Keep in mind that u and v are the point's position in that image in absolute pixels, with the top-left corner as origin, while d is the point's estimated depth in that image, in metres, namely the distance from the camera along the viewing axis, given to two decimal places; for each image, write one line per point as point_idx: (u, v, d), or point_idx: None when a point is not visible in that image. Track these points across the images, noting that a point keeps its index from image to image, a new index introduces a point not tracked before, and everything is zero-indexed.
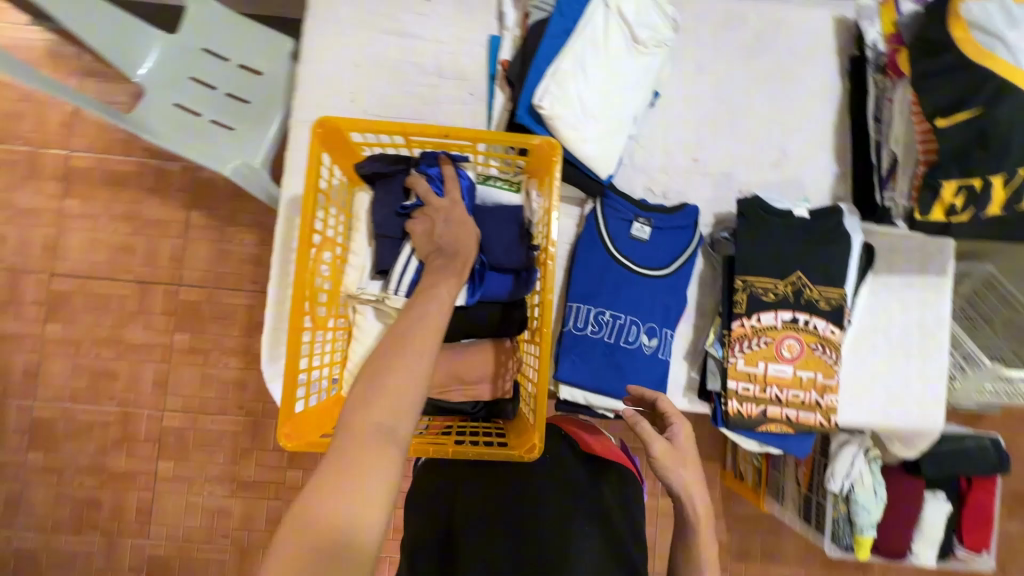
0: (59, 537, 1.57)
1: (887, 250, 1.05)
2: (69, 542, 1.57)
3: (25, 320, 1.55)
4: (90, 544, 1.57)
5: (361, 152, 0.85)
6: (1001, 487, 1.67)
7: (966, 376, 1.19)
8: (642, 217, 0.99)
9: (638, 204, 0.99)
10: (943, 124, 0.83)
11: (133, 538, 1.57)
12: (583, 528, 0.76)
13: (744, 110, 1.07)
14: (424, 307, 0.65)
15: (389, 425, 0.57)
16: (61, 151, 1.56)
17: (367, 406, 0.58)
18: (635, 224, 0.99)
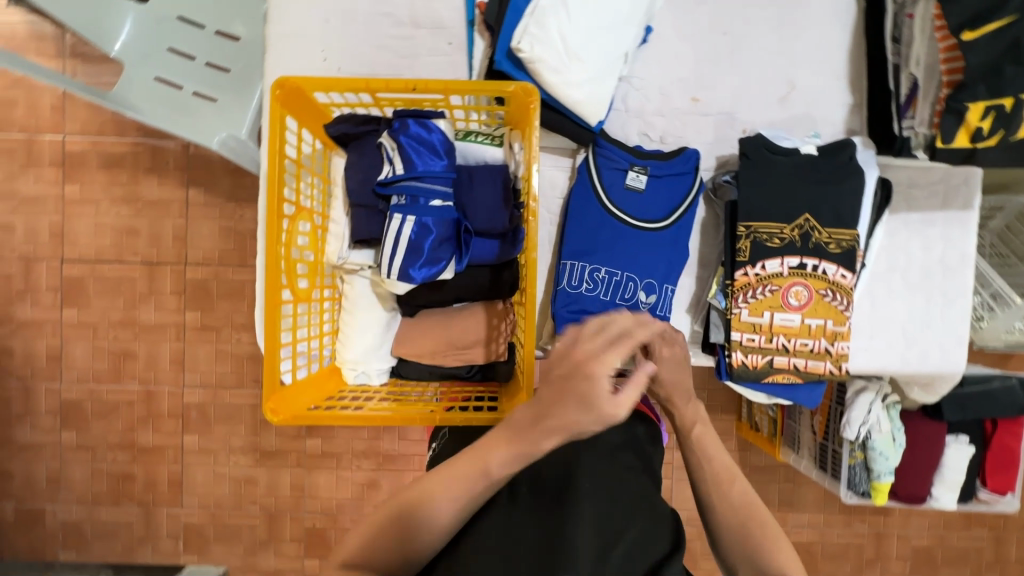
0: (100, 509, 1.65)
1: (905, 184, 0.97)
2: (109, 513, 1.65)
3: (43, 306, 1.59)
4: (130, 514, 1.66)
5: (331, 114, 0.81)
6: None
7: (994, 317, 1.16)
8: (638, 167, 0.94)
9: (634, 152, 0.94)
10: (972, 38, 0.74)
11: (168, 507, 1.65)
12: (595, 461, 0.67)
13: (747, 39, 0.98)
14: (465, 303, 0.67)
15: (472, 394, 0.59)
16: (56, 136, 1.55)
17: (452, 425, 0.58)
18: (630, 174, 0.94)
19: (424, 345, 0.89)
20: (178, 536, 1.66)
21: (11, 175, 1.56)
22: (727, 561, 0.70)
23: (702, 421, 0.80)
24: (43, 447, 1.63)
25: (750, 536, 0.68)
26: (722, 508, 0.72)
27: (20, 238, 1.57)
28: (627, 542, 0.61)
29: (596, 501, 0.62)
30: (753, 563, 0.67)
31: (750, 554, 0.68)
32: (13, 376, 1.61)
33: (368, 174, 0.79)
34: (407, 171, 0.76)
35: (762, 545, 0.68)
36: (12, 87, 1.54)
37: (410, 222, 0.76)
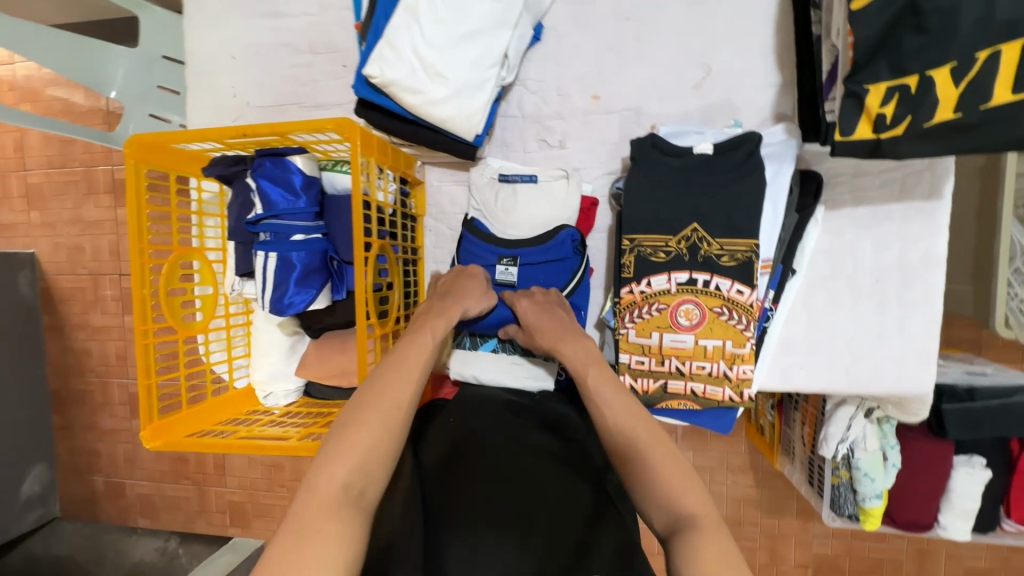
0: (166, 486, 1.93)
1: (851, 173, 0.83)
2: (172, 489, 1.92)
3: (110, 313, 1.87)
4: (187, 491, 1.91)
5: (207, 156, 0.85)
6: None
7: None
8: (507, 258, 0.88)
9: (501, 245, 0.88)
10: (860, 7, 0.60)
11: (216, 486, 1.88)
12: (512, 443, 0.73)
13: (651, 24, 0.88)
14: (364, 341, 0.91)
15: (408, 357, 0.66)
16: (107, 168, 1.80)
17: (397, 375, 0.64)
18: (499, 267, 0.88)
19: (323, 368, 0.93)
20: (225, 511, 1.89)
21: (77, 203, 1.83)
22: (640, 506, 0.62)
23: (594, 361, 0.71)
24: (120, 432, 1.93)
25: (661, 477, 0.60)
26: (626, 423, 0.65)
27: (88, 257, 1.84)
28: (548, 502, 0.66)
29: (513, 474, 0.69)
30: (664, 505, 0.60)
31: (657, 494, 0.60)
32: (93, 373, 1.91)
33: (240, 211, 0.83)
34: (267, 209, 0.79)
35: (671, 490, 0.60)
36: None
37: (273, 257, 0.79)
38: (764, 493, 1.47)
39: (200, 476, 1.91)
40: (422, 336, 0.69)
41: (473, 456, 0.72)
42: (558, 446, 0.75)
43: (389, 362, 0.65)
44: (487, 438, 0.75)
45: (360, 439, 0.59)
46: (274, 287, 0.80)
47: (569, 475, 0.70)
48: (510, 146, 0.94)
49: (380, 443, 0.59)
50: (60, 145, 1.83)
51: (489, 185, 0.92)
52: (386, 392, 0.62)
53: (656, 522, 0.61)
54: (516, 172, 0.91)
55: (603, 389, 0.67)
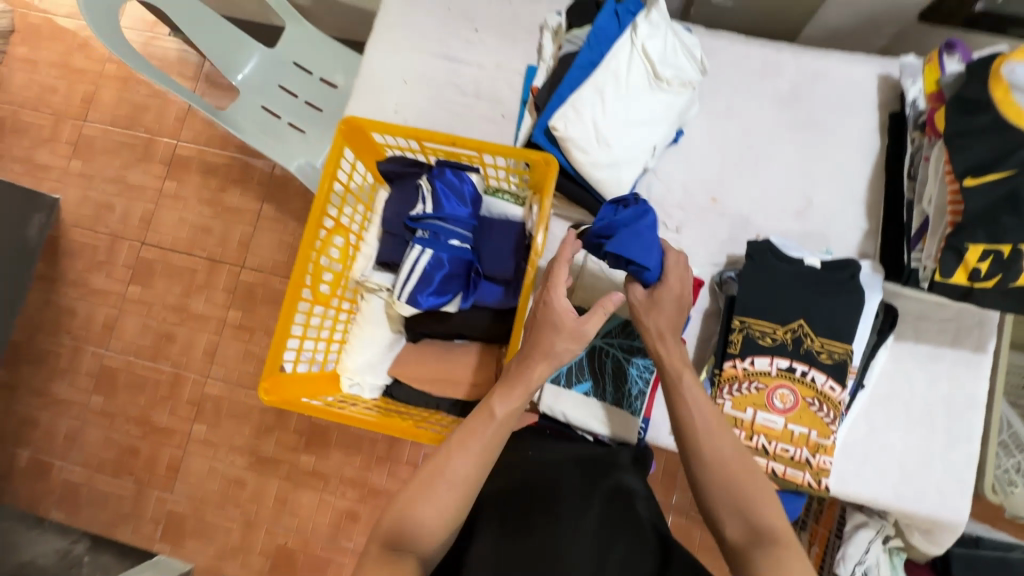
0: (100, 477, 1.75)
1: (915, 315, 0.98)
2: (107, 482, 1.74)
3: (113, 279, 1.83)
4: (123, 489, 1.73)
5: (384, 152, 0.94)
6: None
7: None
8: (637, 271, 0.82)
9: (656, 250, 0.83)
10: (974, 183, 0.78)
11: (159, 490, 1.72)
12: (580, 489, 0.76)
13: (770, 156, 1.06)
14: (466, 355, 0.96)
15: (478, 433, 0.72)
16: (171, 141, 1.88)
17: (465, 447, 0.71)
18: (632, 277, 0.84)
19: (420, 372, 0.96)
20: (160, 522, 1.70)
21: (126, 166, 1.88)
22: (714, 516, 0.69)
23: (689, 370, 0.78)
24: (72, 406, 1.79)
25: (739, 491, 0.68)
26: (712, 459, 0.70)
27: (115, 217, 1.86)
28: (613, 559, 0.68)
29: (581, 525, 0.70)
30: (744, 521, 0.66)
31: (737, 510, 0.67)
32: (69, 335, 1.83)
33: (403, 207, 0.90)
34: (435, 211, 0.87)
35: (747, 495, 0.67)
36: (151, 97, 1.90)
37: (428, 253, 0.85)
38: None
39: (144, 474, 1.74)
40: (486, 421, 0.72)
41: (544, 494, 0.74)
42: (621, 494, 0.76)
43: (451, 447, 0.70)
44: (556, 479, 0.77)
45: (423, 513, 0.66)
46: (419, 280, 0.86)
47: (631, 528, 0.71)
48: None
49: (444, 518, 0.66)
50: (131, 109, 1.90)
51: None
52: (451, 471, 0.68)
53: (729, 529, 0.67)
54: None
55: (699, 403, 0.74)
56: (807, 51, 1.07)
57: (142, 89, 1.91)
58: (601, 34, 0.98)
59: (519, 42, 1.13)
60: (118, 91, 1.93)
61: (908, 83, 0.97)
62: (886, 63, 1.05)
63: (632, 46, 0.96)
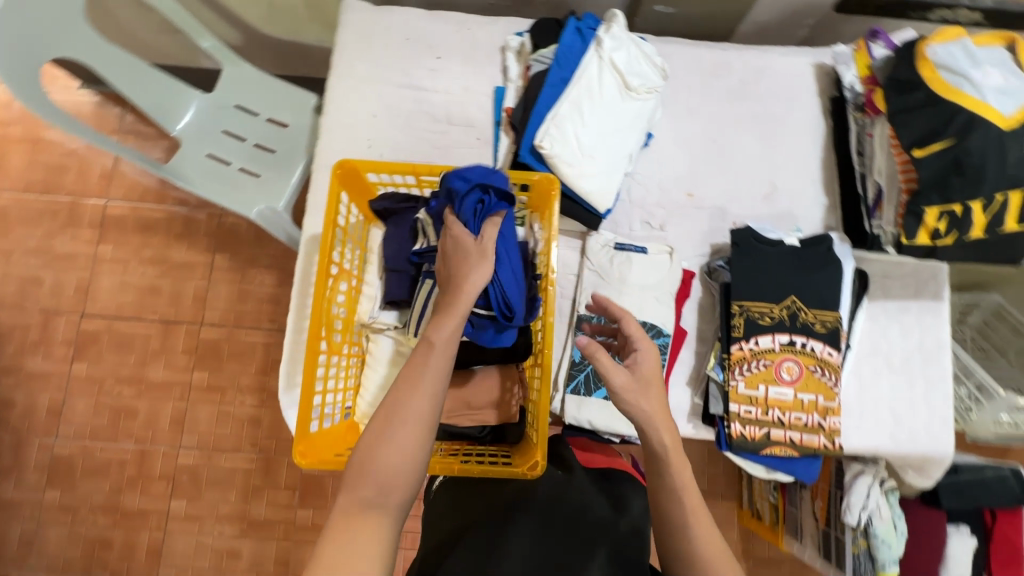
0: None
1: (881, 276, 1.09)
2: None
3: (53, 359, 1.67)
4: None
5: (376, 190, 0.92)
6: None
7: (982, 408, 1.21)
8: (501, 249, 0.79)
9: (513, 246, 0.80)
10: (922, 154, 0.87)
11: None
12: (601, 523, 0.75)
13: (734, 147, 1.14)
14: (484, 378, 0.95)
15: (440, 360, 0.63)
16: (99, 202, 1.74)
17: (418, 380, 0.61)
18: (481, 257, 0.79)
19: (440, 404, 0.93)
20: None
21: (49, 234, 1.72)
22: None
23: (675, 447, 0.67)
24: (24, 506, 1.61)
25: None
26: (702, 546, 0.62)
27: (45, 292, 1.69)
28: None
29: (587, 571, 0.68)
30: None
31: None
32: (8, 429, 1.64)
33: (403, 243, 0.89)
34: (440, 244, 0.83)
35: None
36: (68, 157, 1.75)
37: None
38: None
39: (121, 566, 1.59)
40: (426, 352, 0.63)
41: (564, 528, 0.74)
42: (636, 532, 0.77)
43: (406, 382, 0.61)
44: (580, 510, 0.78)
45: (393, 463, 0.58)
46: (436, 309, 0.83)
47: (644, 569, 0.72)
48: (619, 224, 1.10)
49: (403, 458, 0.59)
50: (47, 172, 1.74)
51: (604, 250, 1.06)
52: (411, 410, 0.60)
53: None
54: (632, 243, 1.06)
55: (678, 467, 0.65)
56: (750, 49, 1.17)
57: (57, 149, 1.75)
58: (568, 52, 1.04)
59: (481, 65, 1.15)
60: (28, 154, 1.76)
61: (844, 68, 1.08)
62: (818, 53, 1.17)
63: (599, 59, 1.02)
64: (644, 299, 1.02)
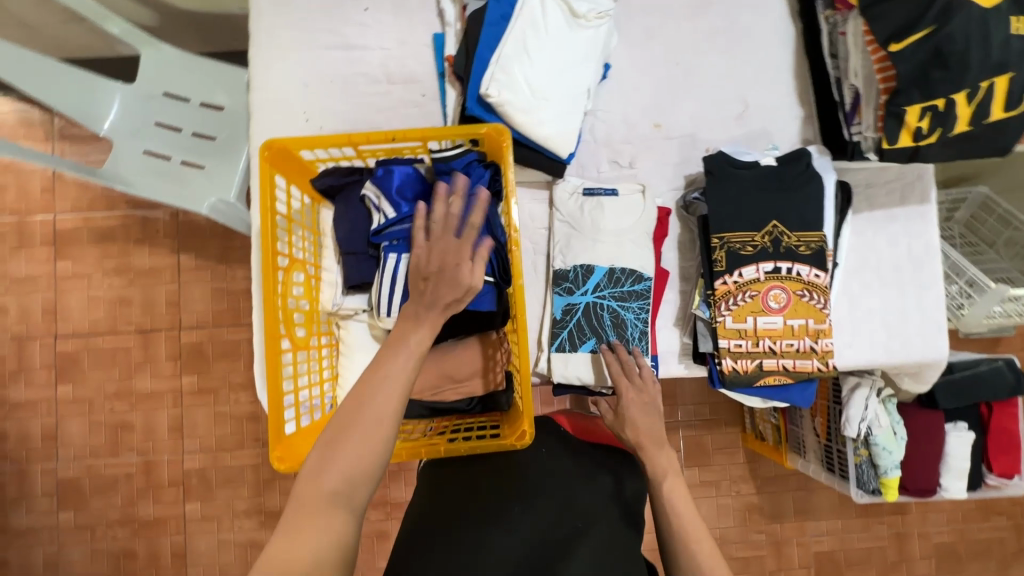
0: None
1: (864, 185, 1.03)
2: None
3: (36, 385, 1.62)
4: None
5: (315, 168, 0.85)
6: None
7: (973, 303, 1.19)
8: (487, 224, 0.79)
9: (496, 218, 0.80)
10: (898, 50, 0.79)
11: None
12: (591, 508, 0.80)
13: (699, 67, 1.05)
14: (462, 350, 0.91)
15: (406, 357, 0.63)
16: (46, 217, 1.63)
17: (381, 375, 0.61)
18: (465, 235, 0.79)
19: (423, 382, 0.90)
20: None
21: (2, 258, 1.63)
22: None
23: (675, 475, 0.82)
24: (42, 531, 1.61)
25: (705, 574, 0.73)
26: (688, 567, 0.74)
27: (13, 319, 1.63)
28: None
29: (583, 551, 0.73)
30: None
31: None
32: (7, 460, 1.62)
33: (355, 222, 0.83)
34: (396, 214, 0.79)
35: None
36: (3, 173, 1.63)
37: (406, 261, 0.79)
38: (767, 497, 1.60)
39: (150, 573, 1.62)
40: (396, 349, 0.62)
41: (553, 530, 0.76)
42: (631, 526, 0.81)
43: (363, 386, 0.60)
44: (568, 503, 0.79)
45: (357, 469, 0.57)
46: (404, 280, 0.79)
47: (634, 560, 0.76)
48: (586, 167, 1.03)
49: (366, 454, 0.58)
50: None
51: (573, 198, 1.00)
52: (368, 417, 0.58)
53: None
54: (600, 186, 0.99)
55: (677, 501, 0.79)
56: None
57: None
58: None
59: (415, 12, 1.04)
60: None
61: None
62: None
63: None
64: (622, 244, 0.97)
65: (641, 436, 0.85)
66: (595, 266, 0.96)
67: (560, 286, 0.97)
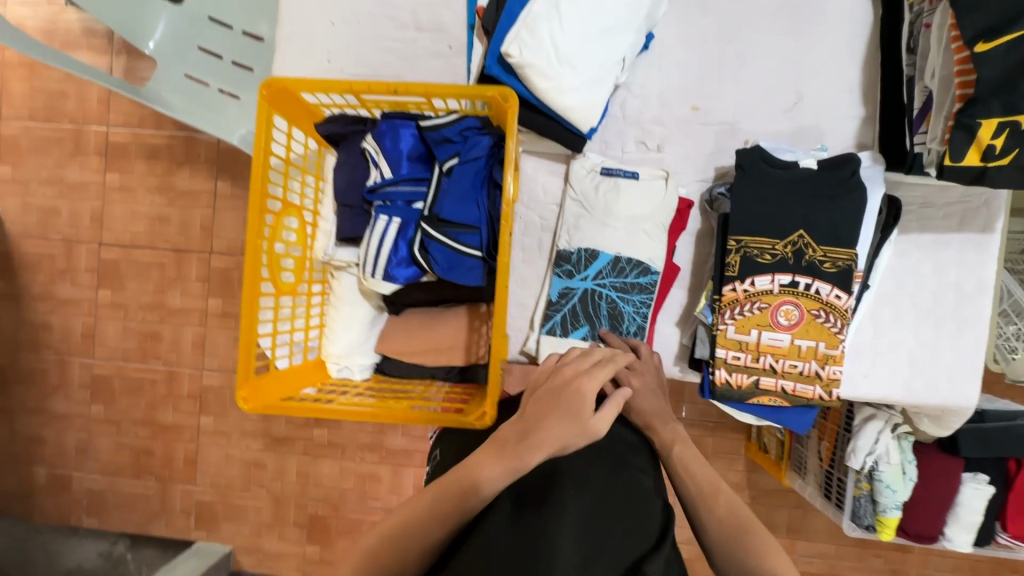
0: (123, 480, 1.74)
1: (920, 204, 0.92)
2: (130, 485, 1.73)
3: (80, 285, 1.72)
4: (147, 487, 1.73)
5: (320, 112, 0.83)
6: None
7: None
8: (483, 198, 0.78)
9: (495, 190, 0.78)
10: (985, 50, 0.69)
11: (183, 483, 1.71)
12: (583, 463, 0.67)
13: (754, 48, 0.95)
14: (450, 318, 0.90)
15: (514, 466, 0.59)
16: (100, 128, 1.69)
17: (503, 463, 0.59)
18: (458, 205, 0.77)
19: (410, 344, 0.90)
20: (191, 512, 1.72)
21: (59, 163, 1.70)
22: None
23: (683, 442, 0.77)
24: (75, 418, 1.74)
25: (735, 545, 0.64)
26: (716, 523, 0.66)
27: (64, 221, 1.70)
28: (619, 540, 0.60)
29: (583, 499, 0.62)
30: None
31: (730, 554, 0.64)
32: (51, 350, 1.73)
33: (353, 174, 0.81)
34: (393, 175, 0.78)
35: (753, 555, 0.62)
36: (64, 81, 1.68)
37: (396, 224, 0.78)
38: (762, 509, 1.54)
39: (165, 472, 1.73)
40: (509, 457, 0.59)
41: (539, 487, 0.63)
42: (635, 472, 0.70)
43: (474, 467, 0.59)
44: (557, 455, 0.68)
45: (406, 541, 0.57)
46: (394, 241, 0.78)
47: (639, 503, 0.65)
48: (609, 145, 0.97)
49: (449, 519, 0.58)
50: (47, 97, 1.69)
51: (589, 177, 0.94)
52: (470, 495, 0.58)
53: None
54: (620, 167, 0.93)
55: (691, 464, 0.74)
56: None
57: (53, 73, 1.69)
58: None
59: None
60: (28, 78, 1.70)
61: None
62: None
63: None
64: (633, 233, 0.92)
65: (647, 418, 0.80)
66: (600, 252, 0.92)
67: (561, 268, 0.93)
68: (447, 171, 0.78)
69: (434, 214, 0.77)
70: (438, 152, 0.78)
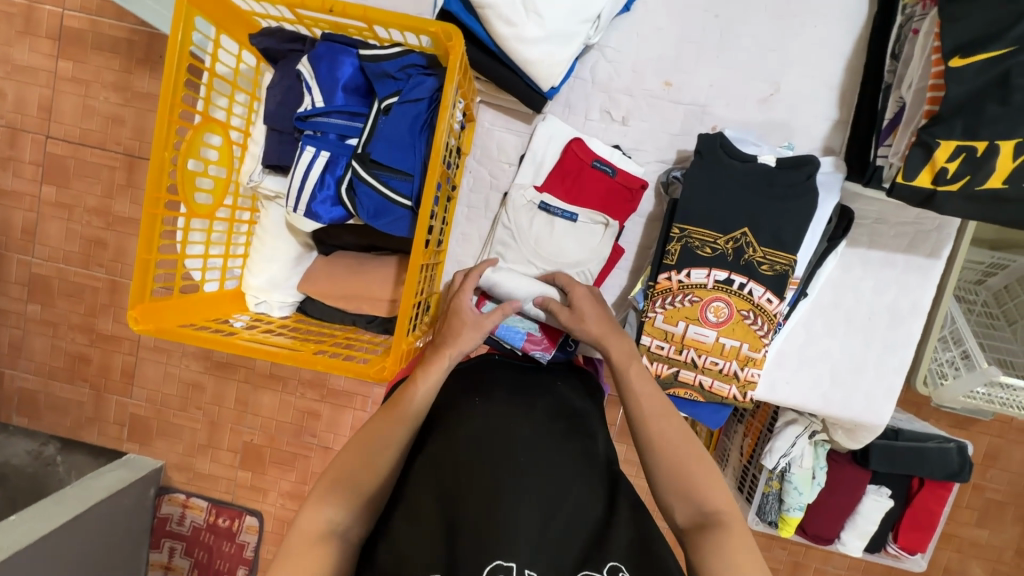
0: (55, 384, 1.61)
1: (873, 219, 0.90)
2: (63, 389, 1.61)
3: (22, 178, 1.52)
4: (81, 394, 1.61)
5: (257, 22, 0.76)
6: (981, 498, 1.46)
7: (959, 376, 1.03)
8: (419, 141, 0.73)
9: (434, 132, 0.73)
10: (960, 66, 0.65)
11: (118, 395, 1.60)
12: (533, 435, 0.71)
13: (741, 30, 0.89)
14: (376, 267, 0.86)
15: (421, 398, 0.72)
16: (56, 9, 1.45)
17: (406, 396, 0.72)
18: (390, 145, 0.71)
19: (328, 286, 0.86)
20: (124, 424, 1.62)
21: (6, 41, 1.47)
22: (663, 501, 0.66)
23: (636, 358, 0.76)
24: (9, 314, 1.58)
25: (681, 469, 0.65)
26: (660, 443, 0.68)
27: (9, 105, 1.49)
28: (567, 507, 0.65)
29: (532, 467, 0.66)
30: (687, 498, 0.64)
31: (675, 490, 0.65)
32: None
33: (286, 97, 0.76)
34: (325, 104, 0.72)
35: (694, 480, 0.64)
36: None
37: (323, 158, 0.72)
38: None
39: (101, 381, 1.61)
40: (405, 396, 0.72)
41: (492, 461, 0.66)
42: (576, 433, 0.74)
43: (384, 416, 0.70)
44: (509, 424, 0.71)
45: (356, 475, 0.65)
46: (319, 176, 0.73)
47: (585, 470, 0.69)
48: (573, 108, 0.92)
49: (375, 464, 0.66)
50: None
51: (527, 209, 0.91)
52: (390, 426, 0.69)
53: (678, 514, 0.64)
54: (559, 206, 0.90)
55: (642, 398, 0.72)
56: None
57: None
58: None
59: None
60: None
61: None
62: None
63: None
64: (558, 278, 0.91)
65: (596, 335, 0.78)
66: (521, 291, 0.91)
67: None
68: (384, 110, 0.72)
69: (367, 153, 0.72)
70: (377, 88, 0.72)
